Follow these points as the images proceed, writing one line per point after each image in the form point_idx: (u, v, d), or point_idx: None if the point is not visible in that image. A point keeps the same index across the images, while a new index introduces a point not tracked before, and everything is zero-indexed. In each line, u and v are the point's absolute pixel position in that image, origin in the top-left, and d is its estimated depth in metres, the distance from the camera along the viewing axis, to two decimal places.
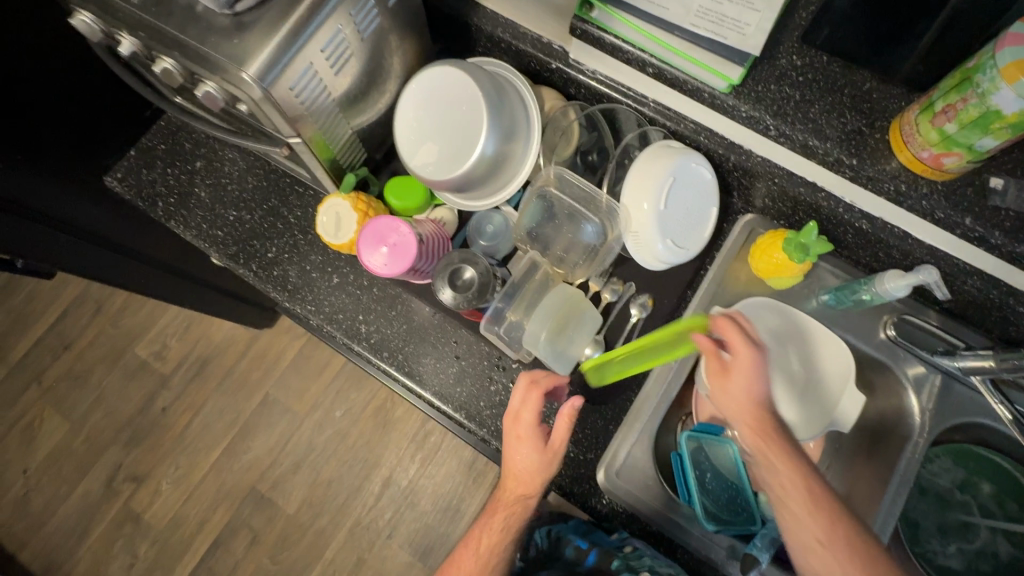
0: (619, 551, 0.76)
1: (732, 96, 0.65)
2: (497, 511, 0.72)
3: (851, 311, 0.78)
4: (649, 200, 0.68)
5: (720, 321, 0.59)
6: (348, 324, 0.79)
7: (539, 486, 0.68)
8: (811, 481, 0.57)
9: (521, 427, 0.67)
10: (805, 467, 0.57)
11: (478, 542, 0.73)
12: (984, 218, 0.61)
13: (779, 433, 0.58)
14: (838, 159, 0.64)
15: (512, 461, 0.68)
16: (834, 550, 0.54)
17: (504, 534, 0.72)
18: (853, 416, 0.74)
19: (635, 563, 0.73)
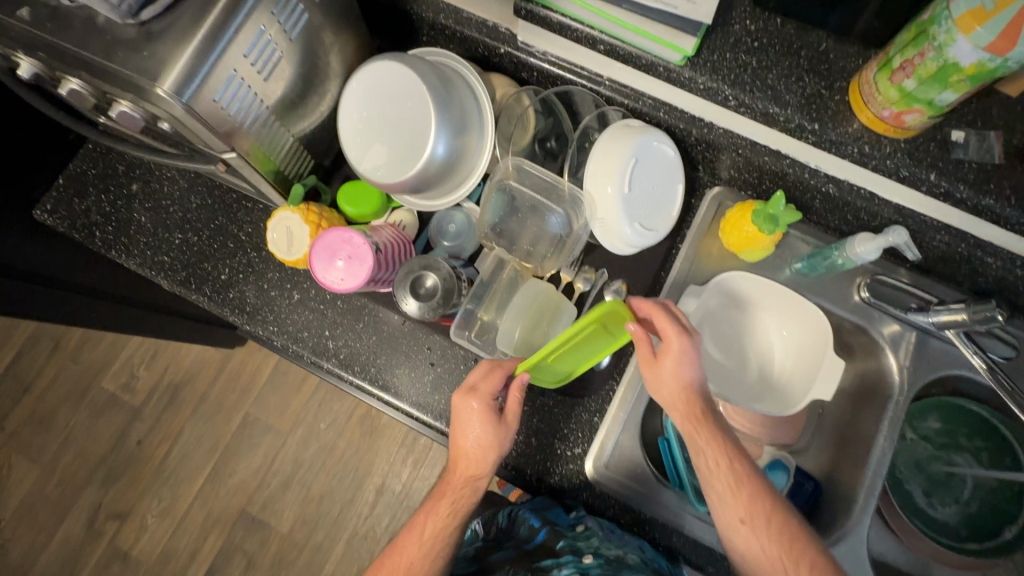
0: (571, 533, 0.68)
1: (687, 68, 0.63)
2: (443, 495, 0.66)
3: (825, 277, 0.77)
4: (613, 183, 0.66)
5: (648, 309, 0.63)
6: (314, 341, 0.75)
7: (490, 466, 0.64)
8: (731, 460, 0.62)
9: (475, 396, 0.63)
10: (733, 450, 0.62)
11: (418, 532, 0.66)
12: (948, 172, 0.60)
13: (709, 417, 0.63)
14: (799, 125, 0.63)
15: (463, 435, 0.64)
16: (752, 526, 0.60)
17: (450, 522, 0.65)
18: (833, 386, 0.71)
19: (582, 546, 0.66)
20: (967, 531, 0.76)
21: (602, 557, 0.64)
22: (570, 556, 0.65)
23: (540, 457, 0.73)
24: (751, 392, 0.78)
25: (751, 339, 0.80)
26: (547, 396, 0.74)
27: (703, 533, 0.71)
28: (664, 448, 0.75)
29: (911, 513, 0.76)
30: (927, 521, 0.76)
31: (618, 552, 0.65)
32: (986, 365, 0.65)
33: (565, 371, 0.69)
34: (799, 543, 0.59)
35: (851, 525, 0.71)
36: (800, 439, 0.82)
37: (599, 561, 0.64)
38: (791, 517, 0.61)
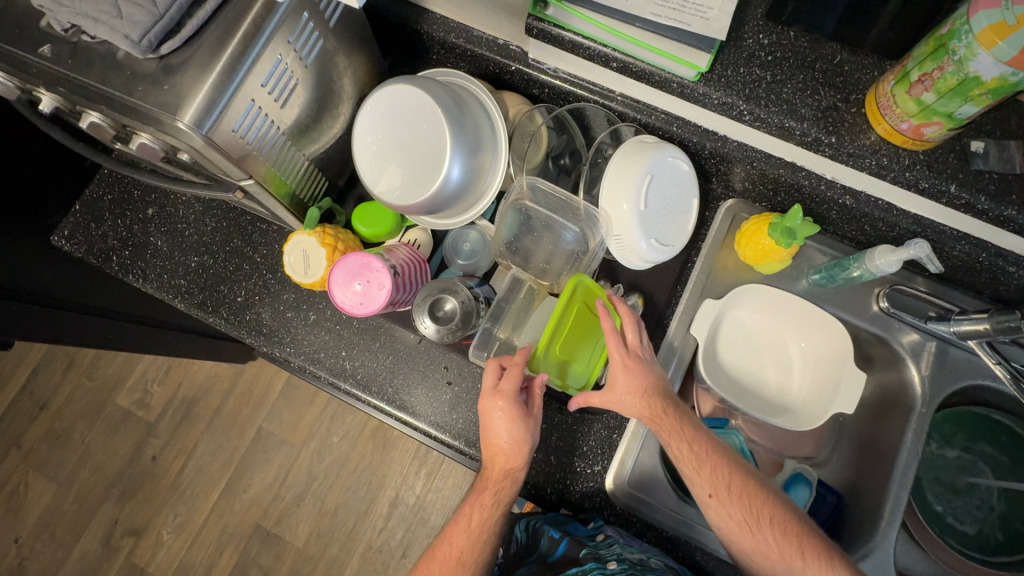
0: (592, 541, 0.68)
1: (701, 84, 0.63)
2: (484, 489, 0.65)
3: (842, 287, 0.77)
4: (628, 200, 0.65)
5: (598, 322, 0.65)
6: (331, 361, 0.75)
7: (525, 458, 0.63)
8: (695, 445, 0.63)
9: (502, 396, 0.62)
10: (696, 434, 0.63)
11: (463, 526, 0.66)
12: (969, 183, 0.59)
13: (670, 409, 0.63)
14: (816, 139, 0.62)
15: (494, 435, 0.63)
16: (723, 503, 0.61)
17: (493, 516, 0.65)
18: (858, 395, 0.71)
19: (606, 552, 0.66)
20: (996, 541, 0.75)
21: (625, 561, 0.64)
22: (593, 562, 0.65)
23: (560, 474, 0.73)
24: (771, 408, 0.77)
25: (767, 351, 0.80)
26: (565, 412, 0.74)
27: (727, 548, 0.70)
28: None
29: (940, 532, 0.75)
30: (955, 535, 0.75)
31: (640, 556, 0.66)
32: (1011, 375, 0.65)
33: (582, 376, 0.68)
34: (764, 506, 0.61)
35: (876, 539, 0.70)
36: (822, 451, 0.81)
37: (623, 565, 0.63)
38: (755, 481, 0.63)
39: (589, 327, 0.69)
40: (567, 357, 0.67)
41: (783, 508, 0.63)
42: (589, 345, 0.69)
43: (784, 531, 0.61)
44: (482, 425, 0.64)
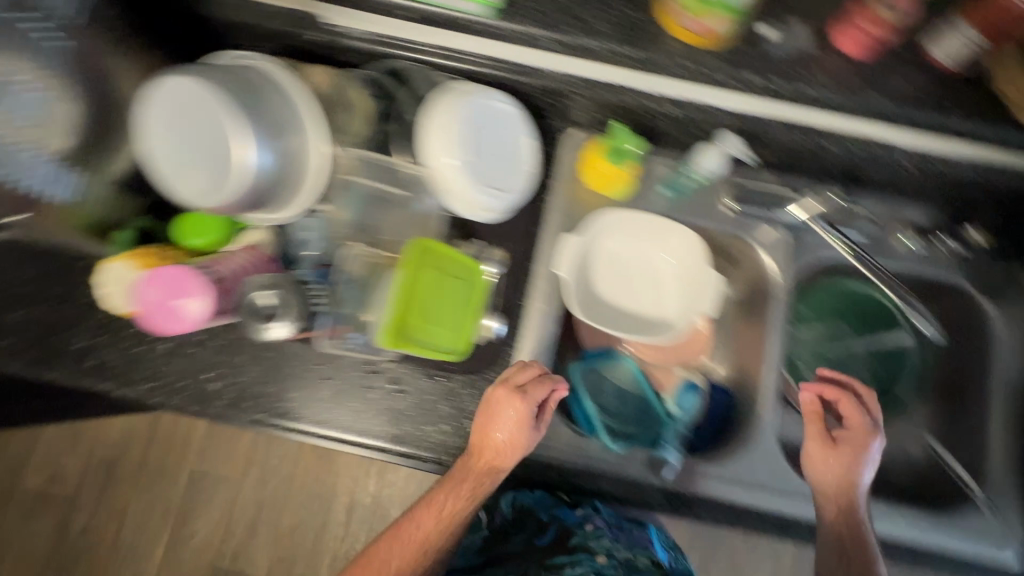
0: (581, 530, 0.81)
1: (499, 19, 0.63)
2: (463, 480, 0.65)
3: (693, 195, 0.78)
4: (451, 149, 0.63)
5: (835, 394, 0.69)
6: (196, 387, 0.71)
7: (515, 459, 0.65)
8: (845, 448, 0.66)
9: (522, 400, 0.64)
10: (860, 454, 0.66)
11: (433, 513, 0.65)
12: (761, 69, 0.62)
13: (845, 446, 0.66)
14: (615, 52, 0.62)
15: (515, 438, 0.64)
16: (831, 493, 0.64)
17: (465, 508, 0.66)
18: (719, 288, 0.77)
19: (594, 545, 0.79)
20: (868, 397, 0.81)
21: (614, 559, 0.78)
22: (585, 554, 0.77)
23: (458, 441, 0.71)
24: (650, 326, 0.79)
25: (638, 274, 0.81)
26: (451, 379, 0.71)
27: (632, 468, 0.67)
28: (572, 398, 0.74)
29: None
30: None
31: (628, 555, 0.80)
32: (844, 243, 0.74)
33: (448, 339, 0.67)
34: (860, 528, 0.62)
35: (761, 420, 0.74)
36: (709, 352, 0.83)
37: (611, 561, 0.78)
38: (849, 500, 0.64)
39: (441, 287, 0.66)
40: (420, 319, 0.64)
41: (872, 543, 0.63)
42: (444, 306, 0.66)
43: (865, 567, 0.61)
44: (480, 421, 0.65)
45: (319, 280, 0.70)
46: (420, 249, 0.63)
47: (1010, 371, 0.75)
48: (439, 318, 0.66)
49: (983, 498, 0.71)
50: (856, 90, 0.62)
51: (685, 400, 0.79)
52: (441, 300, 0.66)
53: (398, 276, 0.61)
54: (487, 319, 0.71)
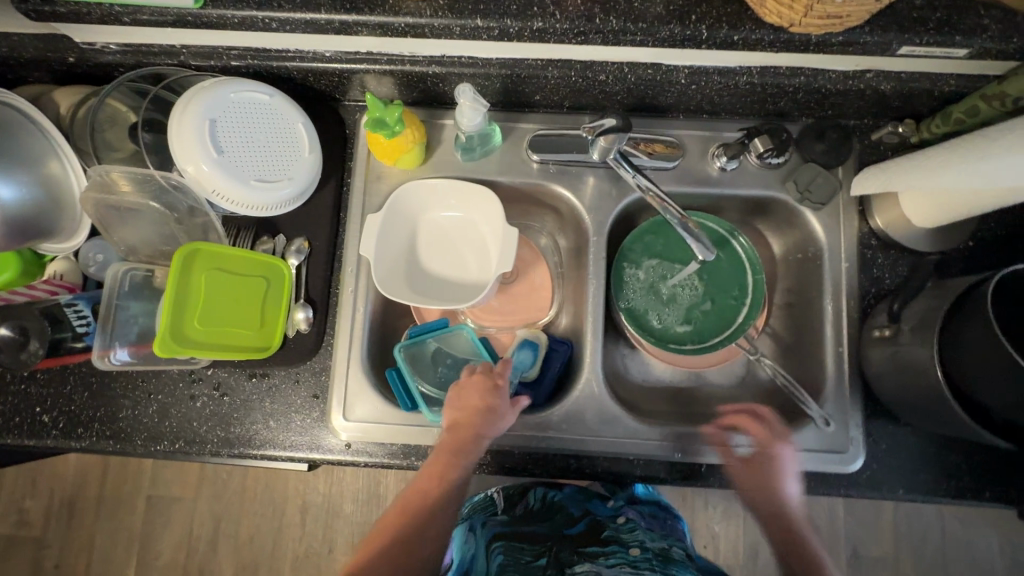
0: (615, 524, 0.81)
1: (207, 8, 0.59)
2: (443, 447, 0.68)
3: (498, 153, 0.76)
4: (194, 153, 0.61)
5: (744, 420, 0.71)
6: (28, 423, 0.72)
7: (483, 423, 0.67)
8: (763, 454, 0.69)
9: (483, 375, 0.70)
10: (771, 449, 0.69)
11: (426, 475, 0.67)
12: (493, 12, 0.58)
13: (760, 466, 0.69)
14: (342, 22, 0.60)
15: (492, 407, 0.68)
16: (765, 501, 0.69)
17: (447, 475, 0.67)
18: (513, 242, 0.73)
19: (627, 534, 0.77)
20: (712, 329, 0.78)
21: (649, 550, 0.72)
22: (616, 547, 0.73)
23: (288, 435, 0.71)
24: (473, 289, 0.78)
25: (462, 241, 0.80)
26: (272, 375, 0.72)
27: None
28: (393, 377, 0.72)
29: (664, 344, 0.76)
30: (680, 340, 0.78)
31: (662, 546, 0.76)
32: (635, 182, 0.67)
33: (252, 338, 0.68)
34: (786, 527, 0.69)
35: (590, 368, 0.74)
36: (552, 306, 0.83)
37: (643, 552, 0.72)
38: (779, 500, 0.68)
39: (231, 288, 0.67)
40: (211, 323, 0.65)
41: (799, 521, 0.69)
42: (241, 305, 0.68)
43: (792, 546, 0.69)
44: (457, 394, 0.69)
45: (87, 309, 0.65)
46: (196, 254, 0.64)
47: (841, 281, 0.72)
48: (237, 319, 0.67)
49: (819, 416, 0.69)
50: (591, 16, 0.58)
51: (522, 356, 0.77)
52: (236, 300, 0.67)
53: (168, 293, 0.62)
54: (296, 313, 0.72)
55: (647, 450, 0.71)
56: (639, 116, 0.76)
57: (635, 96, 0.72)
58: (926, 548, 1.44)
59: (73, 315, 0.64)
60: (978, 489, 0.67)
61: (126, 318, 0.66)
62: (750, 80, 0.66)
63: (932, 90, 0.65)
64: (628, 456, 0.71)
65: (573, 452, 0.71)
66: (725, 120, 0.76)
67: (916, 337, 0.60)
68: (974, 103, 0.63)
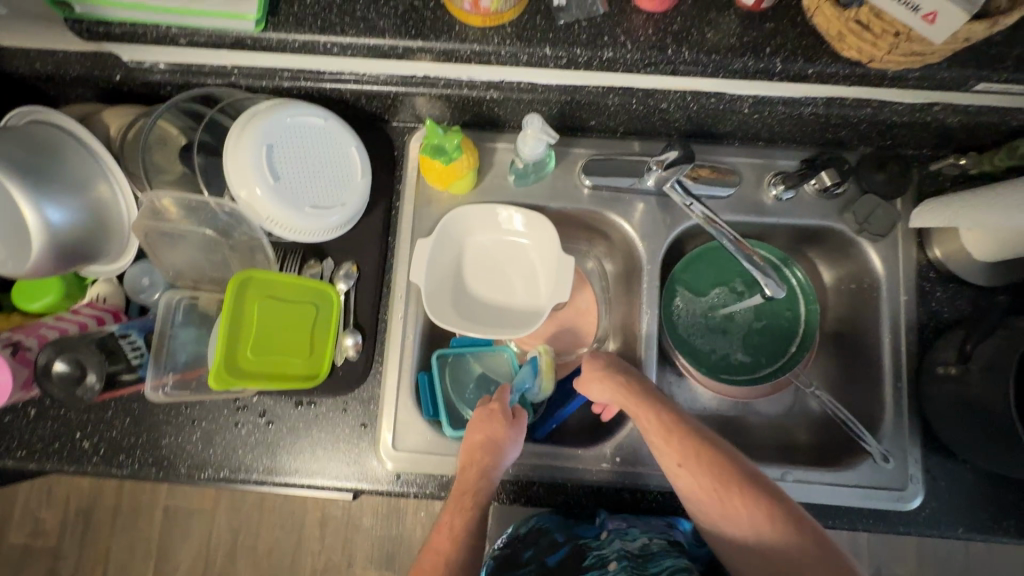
0: (597, 541, 0.68)
1: (268, 32, 0.57)
2: (461, 494, 0.60)
3: (548, 177, 0.75)
4: (252, 180, 0.60)
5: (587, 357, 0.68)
6: (68, 449, 0.70)
7: (500, 456, 0.63)
8: (661, 419, 0.61)
9: (491, 403, 0.67)
10: (663, 415, 0.61)
11: (446, 530, 0.58)
12: (561, 40, 0.57)
13: (659, 403, 0.62)
14: (405, 48, 0.58)
15: (496, 436, 0.64)
16: (692, 474, 0.58)
17: (471, 525, 0.58)
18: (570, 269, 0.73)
19: (607, 552, 0.66)
20: (764, 357, 0.78)
21: (625, 558, 0.64)
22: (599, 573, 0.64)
23: (334, 464, 0.70)
24: (525, 317, 0.77)
25: (512, 266, 0.78)
26: (319, 403, 0.71)
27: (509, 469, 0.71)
28: (424, 382, 0.72)
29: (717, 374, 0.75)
30: (732, 369, 0.78)
31: (642, 542, 0.66)
32: (701, 215, 0.66)
33: (304, 367, 0.67)
34: (721, 466, 0.57)
35: None
36: (598, 331, 0.82)
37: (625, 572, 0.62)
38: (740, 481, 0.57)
39: (282, 315, 0.65)
40: (264, 352, 0.63)
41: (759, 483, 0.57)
42: (291, 332, 0.66)
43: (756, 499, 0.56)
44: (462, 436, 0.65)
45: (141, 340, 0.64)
46: (246, 283, 0.63)
47: (898, 313, 0.71)
48: (288, 347, 0.66)
49: (877, 451, 0.67)
50: (662, 47, 0.57)
51: (525, 374, 0.74)
52: (285, 328, 0.66)
53: (223, 317, 0.60)
54: (346, 339, 0.70)
55: None
56: (695, 142, 0.74)
57: (695, 123, 0.70)
58: (950, 566, 1.43)
59: (128, 347, 0.63)
60: None
61: (175, 344, 0.64)
62: (816, 110, 0.65)
63: (999, 124, 0.64)
64: None
65: (627, 484, 0.71)
66: (781, 147, 0.74)
67: (985, 378, 0.59)
68: None
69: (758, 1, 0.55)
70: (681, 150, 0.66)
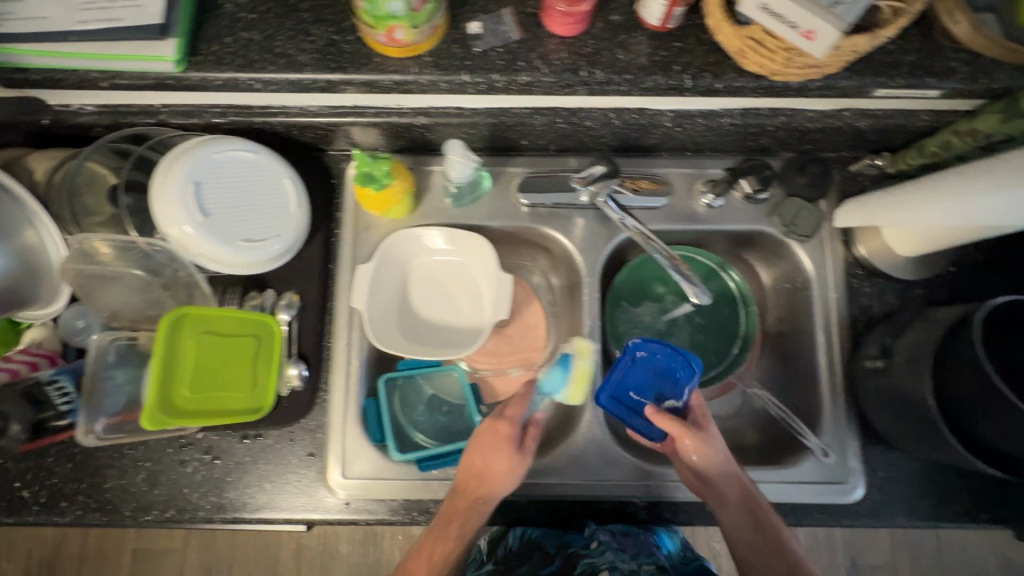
0: (586, 551, 0.69)
1: (188, 71, 0.58)
2: (452, 520, 0.63)
3: (486, 197, 0.76)
4: (180, 217, 0.60)
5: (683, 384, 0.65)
6: (7, 499, 0.68)
7: (503, 486, 0.63)
8: (727, 474, 0.63)
9: (506, 426, 0.65)
10: (725, 472, 0.63)
11: (431, 553, 0.62)
12: (478, 67, 0.59)
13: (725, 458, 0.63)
14: (326, 80, 0.59)
15: (495, 467, 0.63)
16: (738, 525, 0.62)
17: (457, 549, 0.62)
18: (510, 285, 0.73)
19: (597, 560, 0.67)
20: (711, 361, 0.78)
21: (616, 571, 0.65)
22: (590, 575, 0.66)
23: (284, 496, 0.70)
24: (470, 336, 0.77)
25: (456, 286, 0.79)
26: (266, 436, 0.70)
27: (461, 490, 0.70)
28: (370, 407, 0.72)
29: None
30: None
31: (633, 563, 0.67)
32: (631, 228, 0.69)
33: (245, 401, 0.66)
34: (757, 521, 0.62)
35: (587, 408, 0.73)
36: (547, 345, 0.83)
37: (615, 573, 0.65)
38: (774, 542, 0.62)
39: (219, 350, 0.65)
40: (202, 388, 0.63)
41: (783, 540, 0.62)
42: (230, 367, 0.66)
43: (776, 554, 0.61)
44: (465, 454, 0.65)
45: (71, 386, 0.64)
46: (178, 320, 0.62)
47: (830, 310, 0.73)
48: (228, 381, 0.65)
49: (817, 445, 0.69)
50: (576, 69, 0.59)
51: (553, 380, 0.72)
52: (223, 362, 0.65)
53: (155, 360, 0.60)
54: (290, 369, 0.70)
55: (653, 491, 0.71)
56: (626, 156, 0.76)
57: (623, 137, 0.72)
58: (922, 552, 1.46)
59: (56, 393, 0.64)
60: (975, 512, 0.68)
61: (112, 388, 0.64)
62: (733, 121, 0.67)
63: (907, 125, 0.68)
64: (632, 498, 0.71)
65: (580, 497, 0.71)
66: (709, 156, 0.77)
67: (907, 370, 0.61)
68: (946, 137, 0.65)
69: (663, 23, 0.57)
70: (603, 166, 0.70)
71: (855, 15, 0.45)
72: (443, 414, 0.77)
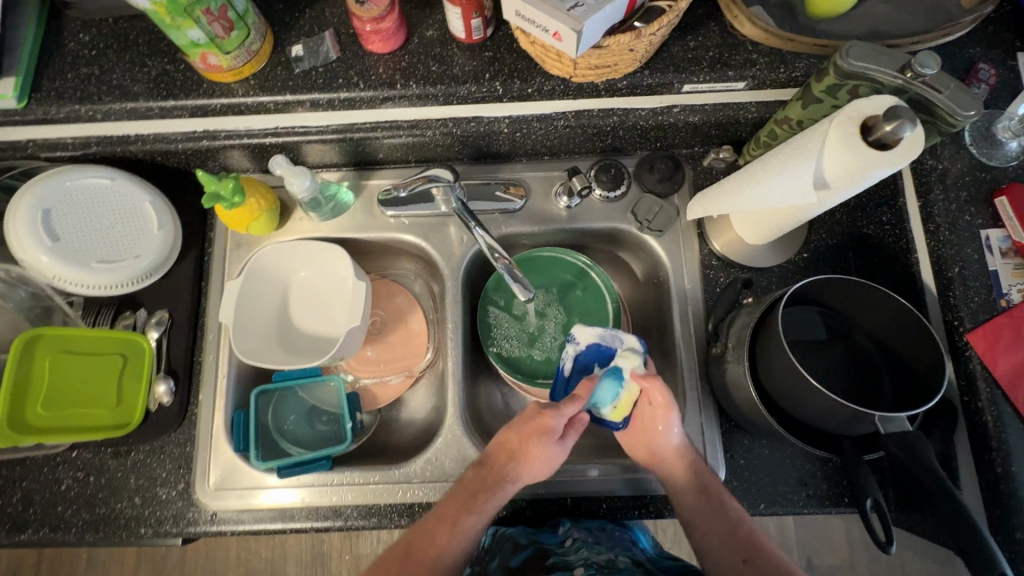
0: (561, 548, 0.67)
1: (33, 106, 0.63)
2: (476, 495, 0.62)
3: (353, 210, 0.79)
4: (29, 243, 0.64)
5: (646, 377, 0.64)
6: None
7: (532, 467, 0.62)
8: (692, 467, 0.63)
9: (547, 415, 0.62)
10: (690, 465, 0.63)
11: (447, 523, 0.62)
12: (301, 86, 0.63)
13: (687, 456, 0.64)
14: (160, 106, 0.64)
15: (532, 450, 0.62)
16: (708, 516, 0.61)
17: (472, 524, 0.62)
18: (365, 291, 0.75)
19: (572, 557, 0.65)
20: None
21: (593, 566, 0.63)
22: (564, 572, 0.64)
23: (151, 510, 0.71)
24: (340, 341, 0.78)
25: (330, 297, 0.80)
26: (136, 451, 0.72)
27: (325, 497, 0.71)
28: (239, 418, 0.73)
29: (536, 381, 0.77)
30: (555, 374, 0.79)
31: (608, 555, 0.65)
32: (483, 244, 0.70)
33: (106, 418, 0.69)
34: (726, 514, 0.61)
35: (454, 409, 0.74)
36: (428, 350, 0.84)
37: None
38: (742, 536, 0.60)
39: (80, 370, 0.68)
40: (59, 407, 0.67)
41: (756, 539, 0.60)
42: (93, 386, 0.69)
43: (747, 551, 0.59)
44: (503, 428, 0.64)
45: None
46: (39, 342, 0.67)
47: (686, 303, 0.74)
48: (89, 399, 0.68)
49: None
50: (393, 83, 0.63)
51: (604, 391, 0.65)
52: (85, 381, 0.69)
53: (8, 378, 0.65)
54: (158, 388, 0.72)
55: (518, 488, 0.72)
56: (485, 164, 0.79)
57: (471, 146, 0.74)
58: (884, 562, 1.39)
59: None
60: (836, 496, 0.68)
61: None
62: (567, 124, 0.67)
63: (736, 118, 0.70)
64: None
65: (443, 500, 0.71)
66: (565, 159, 0.79)
67: (736, 354, 0.62)
68: (772, 128, 0.65)
69: (466, 34, 0.61)
70: (450, 172, 0.70)
71: (597, 17, 0.48)
72: (322, 425, 0.78)
